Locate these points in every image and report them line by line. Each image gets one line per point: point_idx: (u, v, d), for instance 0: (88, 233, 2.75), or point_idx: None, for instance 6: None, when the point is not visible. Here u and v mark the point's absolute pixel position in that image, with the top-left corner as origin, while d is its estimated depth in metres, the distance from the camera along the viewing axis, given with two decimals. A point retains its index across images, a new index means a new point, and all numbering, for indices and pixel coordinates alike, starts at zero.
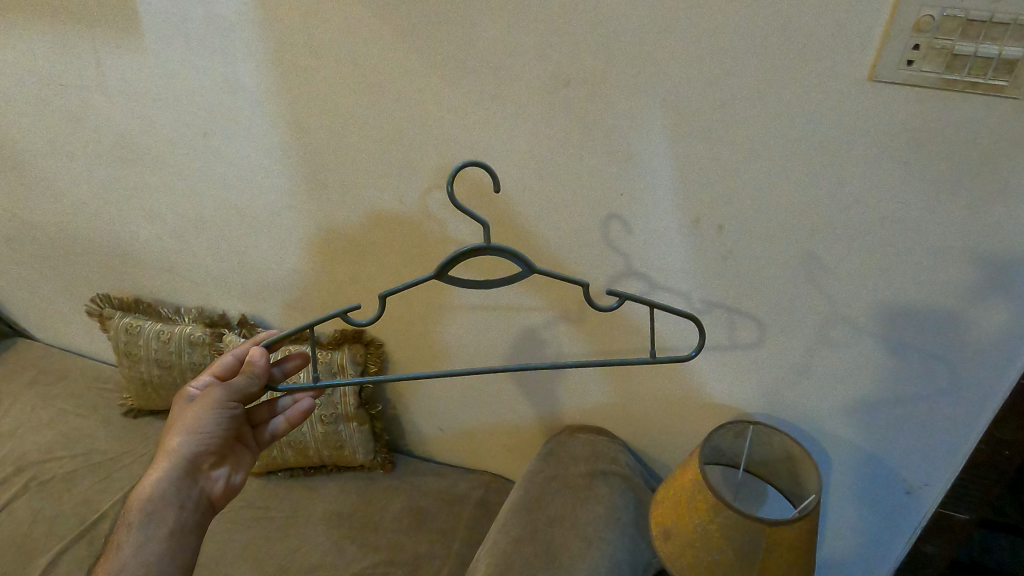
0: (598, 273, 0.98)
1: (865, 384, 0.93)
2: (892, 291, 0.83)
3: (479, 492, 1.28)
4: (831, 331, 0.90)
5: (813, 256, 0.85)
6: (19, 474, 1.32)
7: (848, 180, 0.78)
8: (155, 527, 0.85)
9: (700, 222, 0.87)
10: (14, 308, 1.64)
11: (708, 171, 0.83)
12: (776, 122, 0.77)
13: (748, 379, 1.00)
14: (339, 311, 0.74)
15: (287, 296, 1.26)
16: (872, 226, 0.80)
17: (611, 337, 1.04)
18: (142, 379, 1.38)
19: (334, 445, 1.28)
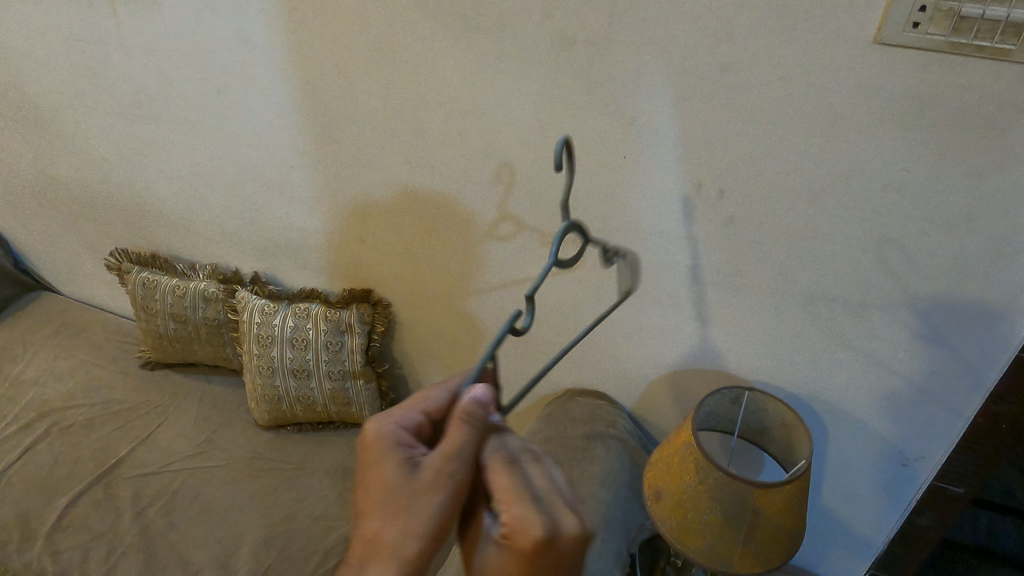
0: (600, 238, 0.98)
1: (861, 357, 0.93)
2: (891, 264, 0.83)
3: None
4: (830, 301, 0.90)
5: (814, 224, 0.84)
6: (41, 419, 1.38)
7: (852, 146, 0.77)
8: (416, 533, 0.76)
9: (703, 189, 0.87)
10: (38, 261, 1.68)
11: (711, 136, 0.83)
12: (780, 86, 0.76)
13: (748, 350, 1.01)
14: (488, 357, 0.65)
15: (299, 256, 1.28)
16: (874, 197, 0.79)
17: (615, 302, 1.05)
18: (158, 334, 1.41)
19: (341, 402, 1.30)
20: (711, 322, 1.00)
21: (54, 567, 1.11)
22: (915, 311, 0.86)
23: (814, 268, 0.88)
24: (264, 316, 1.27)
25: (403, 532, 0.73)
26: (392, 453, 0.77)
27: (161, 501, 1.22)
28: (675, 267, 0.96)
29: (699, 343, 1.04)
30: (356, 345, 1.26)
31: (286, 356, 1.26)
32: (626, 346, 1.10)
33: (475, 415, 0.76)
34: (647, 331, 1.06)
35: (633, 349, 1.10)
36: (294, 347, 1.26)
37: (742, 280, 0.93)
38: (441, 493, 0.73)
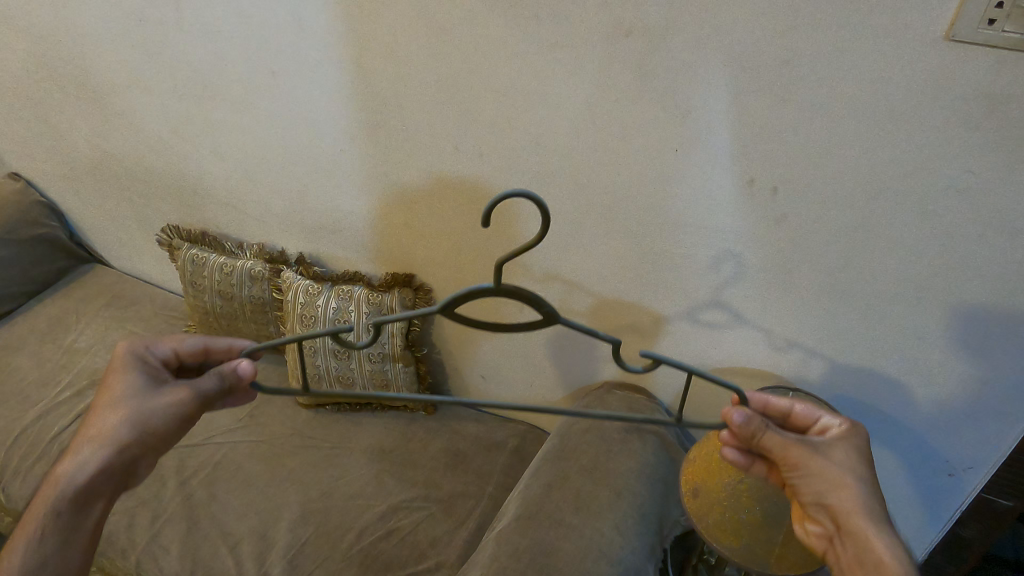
0: (647, 231, 0.98)
1: (903, 360, 0.92)
2: (941, 270, 0.81)
3: (516, 441, 1.32)
4: (868, 298, 0.88)
5: (870, 222, 0.82)
6: (93, 387, 1.43)
7: (917, 145, 0.74)
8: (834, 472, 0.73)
9: (755, 183, 0.86)
10: (92, 235, 1.73)
11: (768, 129, 0.81)
12: (845, 80, 0.74)
13: (793, 349, 0.99)
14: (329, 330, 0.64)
15: (344, 238, 1.30)
16: (935, 198, 0.77)
17: (659, 295, 1.04)
18: (204, 309, 1.44)
19: (379, 384, 1.32)
20: (756, 320, 0.99)
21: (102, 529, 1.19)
22: (967, 318, 0.83)
23: (848, 324, 0.92)
24: (308, 295, 1.29)
25: (130, 420, 0.81)
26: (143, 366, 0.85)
27: (204, 471, 1.27)
28: (723, 262, 0.95)
29: (745, 341, 1.02)
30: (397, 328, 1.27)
31: (328, 336, 1.28)
32: (668, 340, 1.09)
33: (217, 384, 0.83)
34: (691, 325, 1.05)
35: (675, 344, 1.09)
36: (336, 327, 1.27)
37: (766, 337, 1.00)
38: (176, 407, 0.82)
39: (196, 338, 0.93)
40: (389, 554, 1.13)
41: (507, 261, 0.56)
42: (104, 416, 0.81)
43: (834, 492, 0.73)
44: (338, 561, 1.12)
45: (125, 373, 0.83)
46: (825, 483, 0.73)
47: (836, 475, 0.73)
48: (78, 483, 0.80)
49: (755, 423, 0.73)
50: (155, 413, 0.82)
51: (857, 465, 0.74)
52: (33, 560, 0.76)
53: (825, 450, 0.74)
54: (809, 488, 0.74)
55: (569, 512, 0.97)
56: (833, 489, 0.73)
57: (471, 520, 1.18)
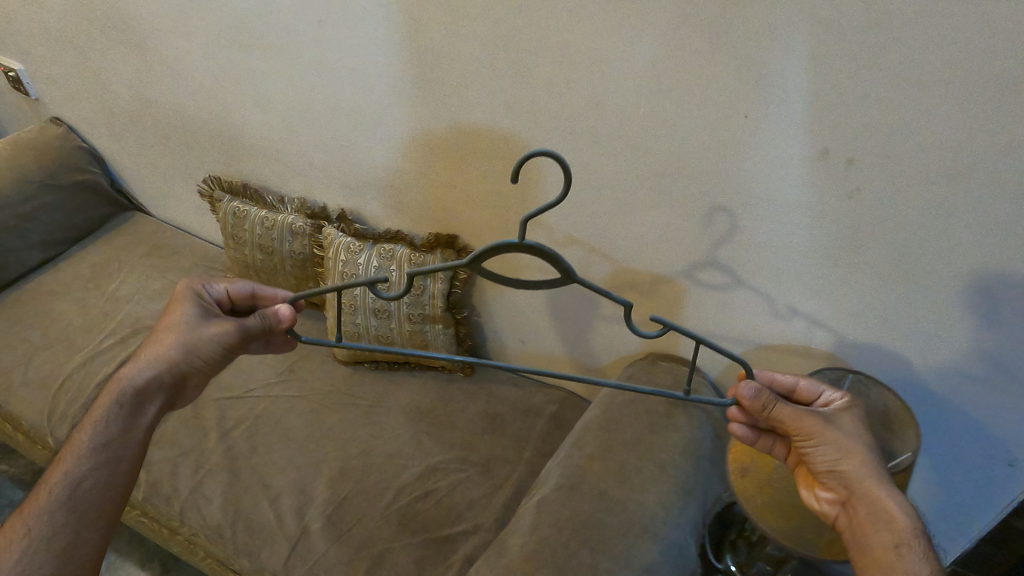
0: (708, 200, 0.93)
1: (916, 345, 0.91)
2: (965, 259, 0.80)
3: (555, 407, 1.31)
4: (874, 271, 0.87)
5: (891, 207, 0.81)
6: (136, 336, 1.44)
7: (946, 132, 0.73)
8: (846, 444, 0.76)
9: (779, 166, 0.85)
10: (133, 182, 1.73)
11: (796, 111, 0.80)
12: (880, 66, 0.72)
13: (853, 331, 0.95)
14: (369, 281, 0.73)
15: (387, 195, 1.27)
16: (959, 184, 0.75)
17: (715, 268, 1.00)
18: (245, 263, 1.42)
19: (418, 345, 1.31)
20: (815, 299, 0.94)
21: (148, 477, 1.21)
22: (987, 306, 0.82)
23: (854, 296, 0.91)
24: (349, 254, 1.27)
25: (180, 344, 0.84)
26: (197, 299, 0.88)
27: (245, 424, 1.28)
28: (783, 237, 0.90)
29: (804, 322, 0.98)
30: (438, 290, 1.25)
31: (369, 295, 1.27)
32: (720, 316, 1.05)
33: (258, 324, 0.86)
34: (745, 301, 1.01)
35: (728, 320, 1.05)
36: (377, 287, 1.26)
37: (821, 319, 0.96)
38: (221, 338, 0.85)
39: (246, 283, 0.93)
40: (428, 515, 1.14)
41: (529, 219, 0.63)
42: (158, 340, 0.85)
43: (846, 460, 0.75)
44: (377, 520, 1.13)
45: (179, 305, 0.86)
46: (838, 451, 0.75)
47: (847, 443, 0.76)
48: (131, 396, 0.83)
49: (765, 396, 0.77)
50: (202, 344, 0.85)
51: (863, 435, 0.77)
52: (85, 468, 0.78)
53: (835, 420, 0.77)
54: (822, 457, 0.76)
55: (613, 485, 0.95)
56: (847, 456, 0.75)
57: (509, 484, 1.18)
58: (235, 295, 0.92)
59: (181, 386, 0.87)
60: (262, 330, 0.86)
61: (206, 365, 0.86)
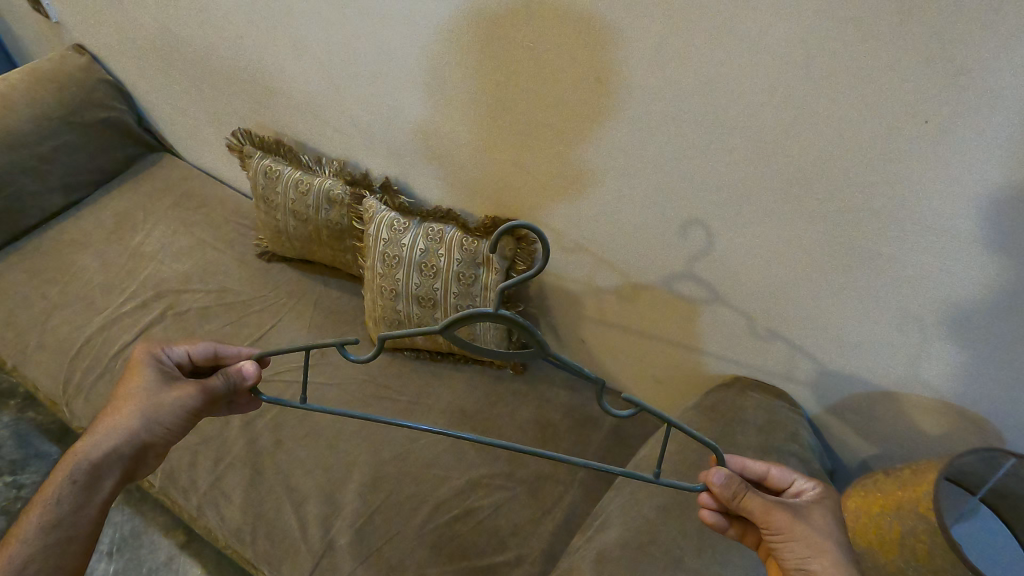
0: (836, 206, 0.74)
1: (901, 382, 0.84)
2: (964, 305, 0.72)
3: (615, 420, 1.15)
4: (855, 307, 0.81)
5: (884, 243, 0.73)
6: (158, 299, 1.32)
7: (953, 176, 0.65)
8: (815, 541, 0.67)
9: (769, 195, 0.78)
10: (161, 121, 1.57)
11: (788, 140, 0.73)
12: (889, 107, 0.65)
13: (962, 393, 0.79)
14: (334, 340, 0.63)
15: (439, 166, 1.09)
16: (961, 231, 0.67)
17: (824, 286, 0.82)
18: (276, 228, 1.27)
19: (465, 338, 1.16)
20: (936, 347, 0.77)
21: (165, 464, 1.11)
22: (984, 354, 0.74)
23: (878, 336, 0.82)
24: (392, 232, 1.11)
25: (137, 413, 0.74)
26: (152, 363, 0.77)
27: (271, 413, 1.16)
28: (922, 270, 0.72)
29: (913, 367, 0.81)
30: (491, 283, 1.08)
31: (412, 281, 1.11)
32: (811, 342, 0.89)
33: (223, 384, 0.76)
34: (852, 328, 0.83)
35: (825, 349, 0.88)
36: (422, 272, 1.10)
37: (928, 368, 0.80)
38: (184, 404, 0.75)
39: (207, 344, 0.82)
40: (467, 539, 1.01)
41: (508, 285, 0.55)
42: (115, 413, 0.75)
43: (816, 558, 0.65)
44: (409, 540, 1.01)
45: (137, 371, 0.75)
46: (807, 547, 0.66)
47: (816, 540, 0.66)
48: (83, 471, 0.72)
49: (735, 484, 0.68)
50: (164, 411, 0.75)
51: (835, 532, 0.68)
52: (30, 547, 0.68)
53: (806, 515, 0.68)
54: (791, 555, 0.66)
55: (689, 552, 0.80)
56: (815, 554, 0.66)
57: (559, 510, 1.04)
58: (195, 357, 0.81)
59: (140, 460, 0.77)
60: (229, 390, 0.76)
61: (166, 436, 0.76)
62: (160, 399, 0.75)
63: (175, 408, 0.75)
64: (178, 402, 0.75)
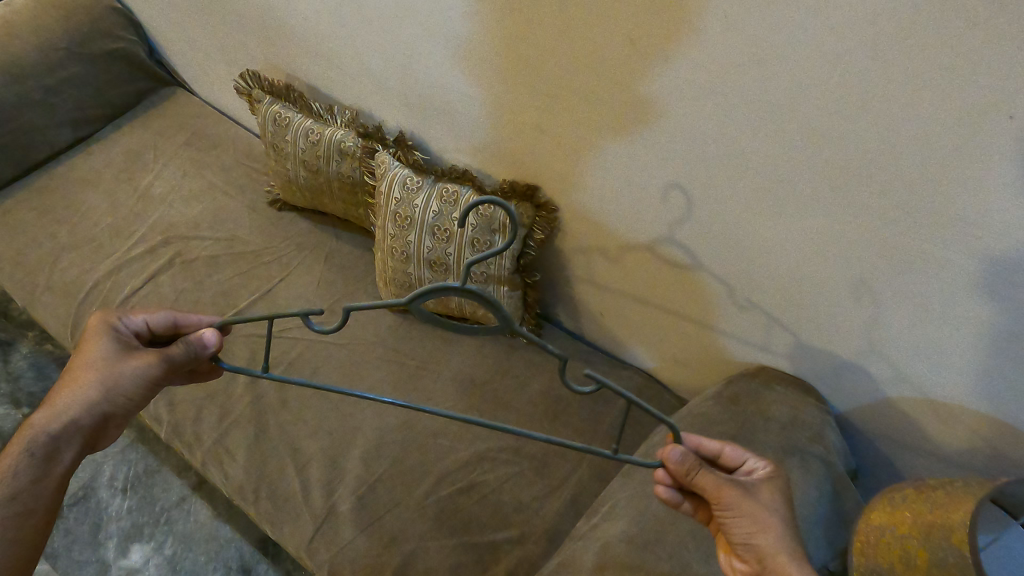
0: (838, 184, 0.70)
1: (863, 360, 0.83)
2: (948, 303, 0.71)
3: (630, 397, 1.10)
4: (834, 283, 0.78)
5: (878, 227, 0.70)
6: (167, 246, 1.28)
7: (971, 186, 0.62)
8: (763, 519, 0.66)
9: (767, 160, 0.73)
10: (173, 54, 1.50)
11: (797, 106, 0.67)
12: (926, 98, 0.60)
13: (938, 382, 0.79)
14: (300, 312, 0.61)
15: (456, 123, 1.02)
16: (968, 237, 0.65)
17: (818, 267, 0.78)
18: (287, 178, 1.21)
19: (478, 305, 1.11)
20: (924, 337, 0.76)
21: (171, 418, 1.10)
22: (957, 351, 0.74)
23: (866, 320, 0.79)
24: (405, 191, 1.04)
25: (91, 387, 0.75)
26: (106, 334, 0.76)
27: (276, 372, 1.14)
28: (924, 262, 0.69)
29: (897, 354, 0.80)
30: (508, 251, 1.02)
31: (424, 244, 1.05)
32: (796, 320, 0.86)
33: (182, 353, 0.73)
34: (841, 313, 0.80)
35: (813, 329, 0.85)
36: (435, 236, 1.04)
37: (910, 355, 0.79)
38: (139, 377, 0.75)
39: (165, 311, 0.80)
40: (469, 513, 0.99)
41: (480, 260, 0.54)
42: (71, 385, 0.76)
43: (760, 534, 0.66)
44: (411, 512, 1.00)
45: (91, 342, 0.75)
46: (754, 523, 0.66)
47: (764, 517, 0.66)
48: (47, 439, 0.75)
49: (691, 460, 0.66)
50: (121, 381, 0.76)
51: (782, 507, 0.69)
52: None
53: (755, 491, 0.68)
54: (737, 530, 0.66)
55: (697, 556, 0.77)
56: (761, 531, 0.66)
57: (565, 489, 1.01)
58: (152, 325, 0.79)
59: (102, 428, 0.78)
60: (189, 358, 0.73)
61: (128, 404, 0.77)
62: (115, 372, 0.75)
63: (130, 381, 0.75)
64: (135, 374, 0.75)
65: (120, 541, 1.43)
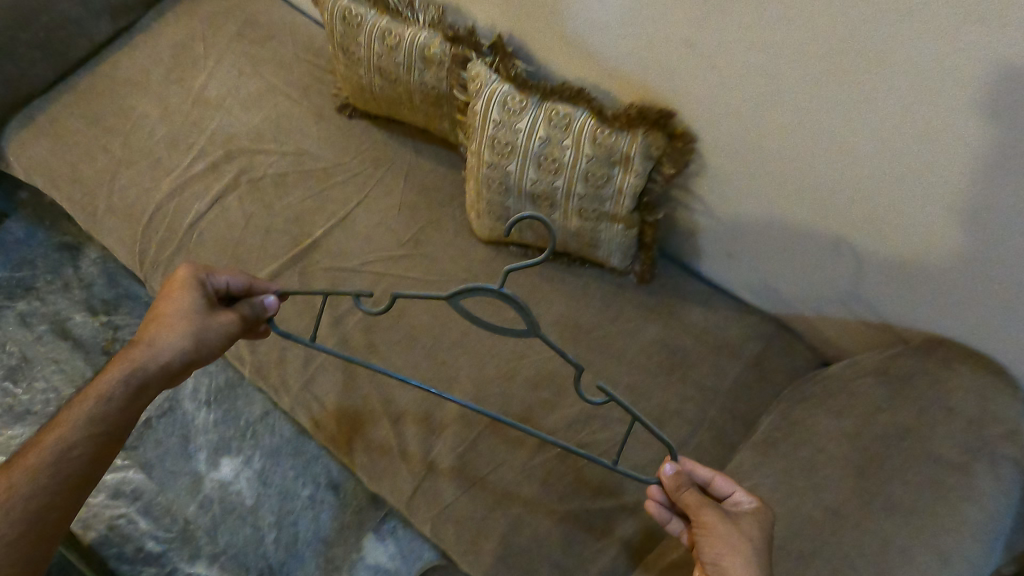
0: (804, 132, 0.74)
1: (847, 301, 0.87)
2: (930, 246, 0.73)
3: (759, 348, 0.97)
4: (818, 225, 0.82)
5: (851, 170, 0.73)
6: (229, 161, 1.15)
7: (933, 126, 0.64)
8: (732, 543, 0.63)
9: (752, 109, 0.76)
10: None
11: (786, 59, 0.69)
12: (888, 46, 0.62)
13: (909, 322, 0.83)
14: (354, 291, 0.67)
15: (578, 29, 0.83)
16: (926, 173, 0.68)
17: (793, 208, 0.82)
18: (359, 85, 1.04)
19: (586, 243, 0.96)
20: (888, 276, 0.80)
21: (253, 359, 1.03)
22: (938, 294, 0.77)
23: (844, 261, 0.83)
24: (505, 112, 0.87)
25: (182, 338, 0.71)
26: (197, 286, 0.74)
27: (360, 311, 1.04)
28: (887, 201, 0.73)
29: (867, 296, 0.85)
30: (629, 187, 0.86)
31: (527, 176, 0.89)
32: (778, 264, 0.91)
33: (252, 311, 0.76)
34: (816, 253, 0.85)
35: (796, 272, 0.90)
36: (540, 167, 0.87)
37: (882, 296, 0.83)
38: (223, 332, 0.73)
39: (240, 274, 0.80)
40: None
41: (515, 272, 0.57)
42: (164, 327, 0.70)
43: (727, 556, 0.63)
44: (517, 472, 0.93)
45: (187, 292, 0.72)
46: (722, 544, 0.63)
47: (735, 540, 0.63)
48: (138, 381, 0.70)
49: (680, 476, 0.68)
50: (210, 333, 0.72)
51: (761, 545, 0.64)
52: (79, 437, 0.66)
53: (732, 517, 0.65)
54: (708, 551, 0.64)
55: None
56: (728, 552, 0.63)
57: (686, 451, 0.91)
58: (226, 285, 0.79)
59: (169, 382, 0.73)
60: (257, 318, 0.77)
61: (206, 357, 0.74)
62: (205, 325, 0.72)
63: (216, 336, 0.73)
64: (223, 327, 0.73)
65: (210, 454, 1.43)
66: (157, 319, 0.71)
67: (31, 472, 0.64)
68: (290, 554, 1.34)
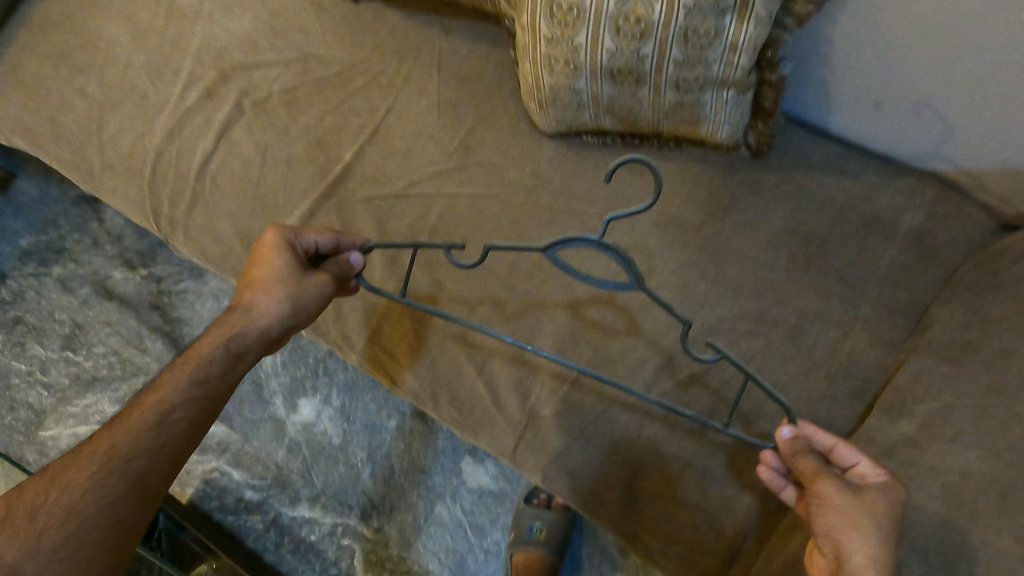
0: None
1: (943, 153, 0.75)
2: (986, 31, 0.61)
3: (918, 220, 0.77)
4: (892, 71, 0.70)
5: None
6: (227, 83, 0.95)
7: None
8: (851, 522, 0.55)
9: None
10: None
11: None
12: None
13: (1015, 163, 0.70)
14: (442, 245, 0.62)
15: None
16: None
17: (856, 59, 0.71)
18: None
19: (685, 120, 0.74)
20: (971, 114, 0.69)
21: None
22: (971, 35, 0.62)
23: (921, 109, 0.72)
24: None
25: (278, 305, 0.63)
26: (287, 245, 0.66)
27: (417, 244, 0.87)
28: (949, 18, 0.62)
29: (960, 143, 0.73)
30: (749, 41, 0.64)
31: (604, 45, 0.67)
32: (862, 127, 0.79)
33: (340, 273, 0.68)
34: (891, 103, 0.74)
35: (882, 130, 0.78)
36: (620, 32, 0.65)
37: (977, 139, 0.71)
38: (316, 297, 0.65)
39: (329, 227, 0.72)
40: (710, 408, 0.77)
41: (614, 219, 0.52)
42: (257, 292, 0.63)
43: (846, 535, 0.55)
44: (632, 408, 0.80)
45: (281, 253, 0.64)
46: (841, 521, 0.55)
47: (856, 518, 0.55)
48: (236, 347, 0.61)
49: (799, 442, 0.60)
50: (303, 299, 0.64)
51: (889, 529, 0.55)
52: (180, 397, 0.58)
53: (855, 491, 0.57)
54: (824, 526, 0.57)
55: None
56: (847, 529, 0.55)
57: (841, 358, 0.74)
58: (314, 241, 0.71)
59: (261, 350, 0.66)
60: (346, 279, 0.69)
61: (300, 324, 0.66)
62: (298, 290, 0.64)
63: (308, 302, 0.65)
64: (317, 291, 0.65)
65: (287, 396, 1.29)
66: (250, 283, 0.64)
67: (131, 431, 0.56)
68: (390, 487, 1.21)
